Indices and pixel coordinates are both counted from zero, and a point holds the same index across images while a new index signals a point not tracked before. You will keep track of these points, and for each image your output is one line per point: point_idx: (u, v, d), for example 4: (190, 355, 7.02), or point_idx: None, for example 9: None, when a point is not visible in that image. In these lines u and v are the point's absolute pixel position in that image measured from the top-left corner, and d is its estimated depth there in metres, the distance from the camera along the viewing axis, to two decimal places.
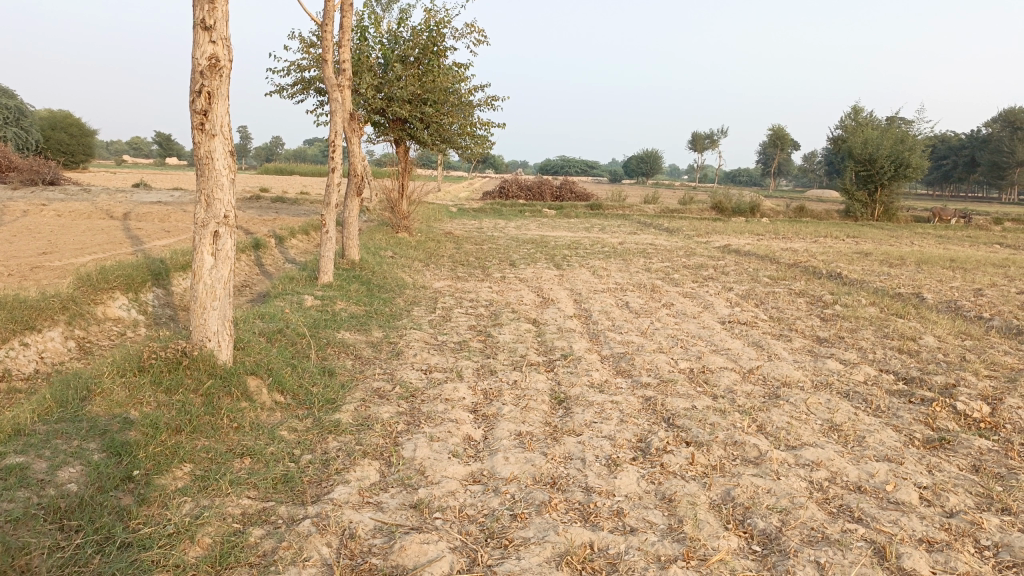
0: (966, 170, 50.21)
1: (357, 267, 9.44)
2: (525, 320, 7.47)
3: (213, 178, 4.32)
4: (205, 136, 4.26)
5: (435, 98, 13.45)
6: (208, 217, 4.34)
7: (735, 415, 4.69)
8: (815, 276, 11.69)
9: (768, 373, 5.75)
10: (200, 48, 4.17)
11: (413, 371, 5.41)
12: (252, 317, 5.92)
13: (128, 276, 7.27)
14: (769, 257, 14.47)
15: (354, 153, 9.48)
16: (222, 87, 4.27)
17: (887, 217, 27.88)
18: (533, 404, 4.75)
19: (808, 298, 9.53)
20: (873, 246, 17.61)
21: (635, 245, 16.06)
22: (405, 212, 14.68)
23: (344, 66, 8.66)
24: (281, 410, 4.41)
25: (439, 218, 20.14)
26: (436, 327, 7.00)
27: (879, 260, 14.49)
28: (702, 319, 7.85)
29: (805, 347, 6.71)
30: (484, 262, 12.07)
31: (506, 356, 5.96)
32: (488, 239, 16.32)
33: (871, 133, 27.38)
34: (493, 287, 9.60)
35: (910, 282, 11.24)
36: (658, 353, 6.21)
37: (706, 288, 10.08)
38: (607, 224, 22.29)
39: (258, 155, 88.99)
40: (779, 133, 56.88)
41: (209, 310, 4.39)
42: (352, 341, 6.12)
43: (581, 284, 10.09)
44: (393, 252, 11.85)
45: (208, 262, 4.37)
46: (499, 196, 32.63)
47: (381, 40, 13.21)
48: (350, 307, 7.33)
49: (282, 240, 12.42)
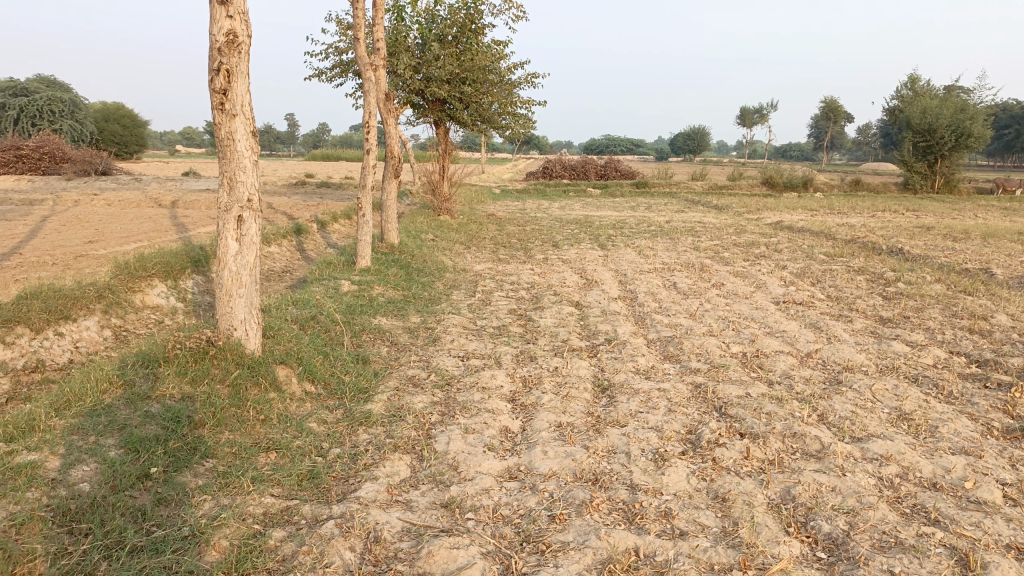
0: None
1: (396, 250, 9.25)
2: (568, 303, 7.18)
3: (235, 160, 4.14)
4: (225, 117, 4.08)
5: (474, 77, 13.16)
6: (232, 202, 4.17)
7: (793, 404, 4.35)
8: (873, 252, 11.14)
9: (827, 357, 5.37)
10: (217, 24, 3.99)
11: (449, 358, 5.19)
12: (286, 304, 5.76)
13: (166, 264, 7.20)
14: (824, 233, 13.87)
15: (390, 134, 9.26)
16: (241, 64, 4.08)
17: (948, 189, 26.69)
18: (575, 393, 4.48)
19: (868, 276, 9.02)
20: (935, 220, 16.80)
21: (683, 224, 15.59)
22: (446, 194, 14.47)
23: (378, 45, 8.44)
24: (311, 401, 4.23)
25: (482, 200, 19.93)
26: (475, 311, 6.78)
27: (942, 234, 13.77)
28: (754, 299, 7.46)
29: (867, 328, 6.29)
30: (526, 244, 11.79)
31: (547, 342, 5.69)
32: (531, 220, 16.03)
33: (930, 102, 26.14)
34: (535, 269, 9.32)
35: (977, 257, 10.61)
36: (708, 336, 5.87)
37: (757, 267, 9.65)
38: (654, 203, 21.75)
39: (305, 142, 90.00)
40: (832, 106, 54.95)
41: (234, 298, 4.23)
42: (388, 327, 5.92)
43: (627, 265, 9.75)
44: (434, 235, 11.67)
45: (233, 248, 4.20)
46: (543, 176, 32.23)
47: (418, 19, 12.96)
48: (388, 292, 7.13)
49: (323, 225, 12.33)
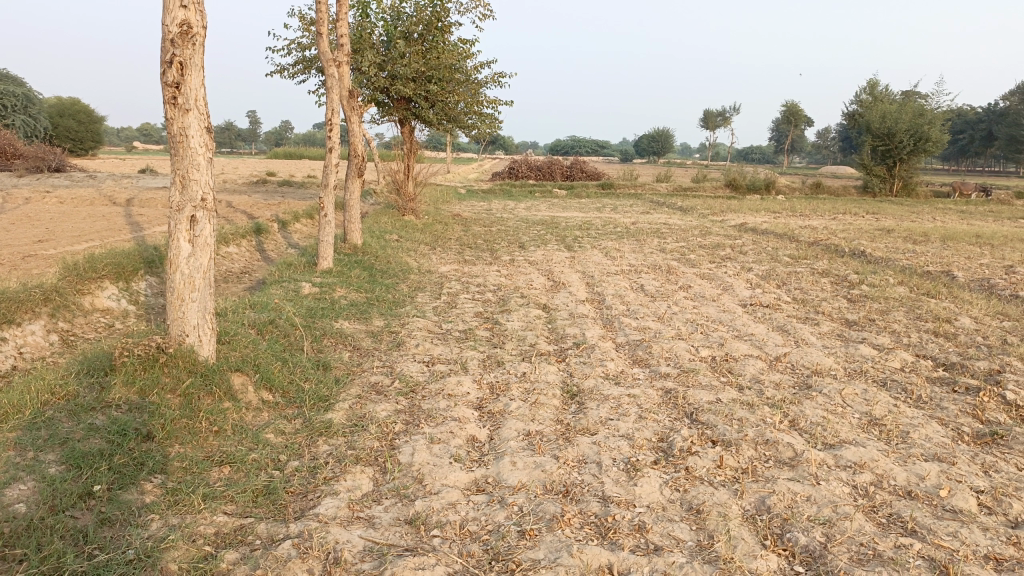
0: (984, 143, 49.13)
1: (359, 252, 9.05)
2: (535, 305, 7.07)
3: (188, 157, 3.94)
4: (178, 111, 3.88)
5: (440, 75, 13.00)
6: (184, 201, 3.96)
7: (764, 409, 4.28)
8: (837, 255, 11.22)
9: (797, 361, 5.33)
10: (170, 14, 3.79)
11: (414, 364, 5.04)
12: (243, 308, 5.55)
13: (117, 265, 6.92)
14: (787, 235, 13.98)
15: (354, 132, 9.06)
16: (195, 56, 3.88)
17: (907, 192, 27.18)
18: (543, 399, 4.36)
19: (832, 278, 9.06)
20: (895, 223, 17.05)
21: (649, 225, 15.61)
22: (411, 194, 14.27)
23: (341, 41, 8.24)
24: (269, 411, 4.04)
25: (447, 200, 19.76)
26: (441, 314, 6.63)
27: (903, 237, 13.97)
28: (722, 302, 7.42)
29: (834, 331, 6.28)
30: (492, 245, 11.67)
31: (514, 346, 5.57)
32: (497, 221, 15.91)
33: (888, 106, 26.60)
34: (501, 271, 9.19)
35: (938, 260, 10.75)
36: (677, 340, 5.80)
37: (724, 269, 9.65)
38: (619, 204, 21.78)
39: (268, 140, 88.68)
40: (792, 109, 55.76)
41: (187, 302, 4.03)
42: (350, 331, 5.75)
43: (594, 267, 9.67)
44: (398, 235, 11.48)
45: (185, 250, 3.99)
46: (509, 177, 32.12)
47: (383, 16, 12.76)
48: (351, 295, 6.95)
49: (284, 225, 12.06)
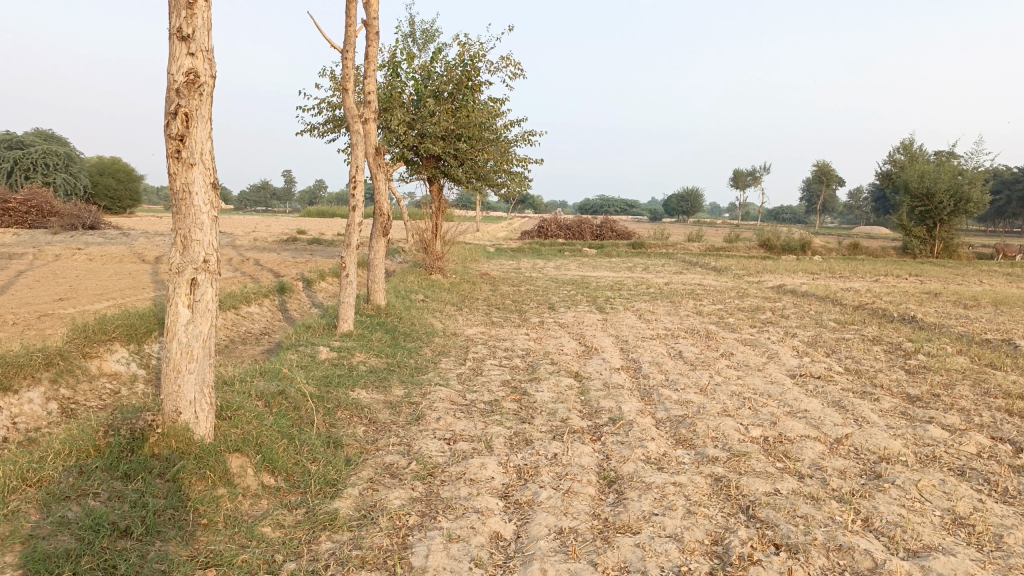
0: (1022, 204, 48.34)
1: (382, 313, 8.70)
2: (566, 374, 6.58)
3: (191, 215, 3.61)
4: (182, 166, 3.57)
5: (469, 133, 12.84)
6: (184, 262, 3.61)
7: (832, 505, 3.73)
8: (885, 320, 10.62)
9: (860, 444, 4.78)
10: (177, 62, 3.52)
11: (434, 442, 4.57)
12: (252, 377, 5.15)
13: (129, 326, 6.64)
14: (830, 297, 13.41)
15: (380, 189, 8.79)
16: (202, 107, 3.61)
17: (948, 254, 26.36)
18: (577, 487, 3.87)
19: (884, 346, 8.47)
20: (940, 286, 16.40)
21: (683, 286, 15.14)
22: (439, 252, 14.02)
23: (368, 98, 8.04)
24: (268, 497, 3.60)
25: (475, 259, 19.49)
26: (465, 383, 6.17)
27: (952, 301, 13.33)
28: (768, 372, 6.87)
29: (896, 409, 5.70)
30: (521, 306, 11.26)
31: (544, 421, 5.08)
32: (526, 280, 15.54)
33: (926, 166, 26.14)
34: (531, 334, 8.75)
35: (994, 326, 10.12)
36: (723, 417, 5.26)
37: (766, 334, 9.12)
38: (651, 264, 21.34)
39: (301, 199, 90.14)
40: (824, 170, 55.43)
41: (183, 374, 3.64)
42: (367, 401, 5.32)
43: (627, 330, 9.19)
44: (424, 295, 11.15)
45: (184, 315, 3.62)
46: (538, 235, 31.96)
47: (413, 75, 12.73)
48: (370, 360, 6.54)
49: (309, 284, 11.82)
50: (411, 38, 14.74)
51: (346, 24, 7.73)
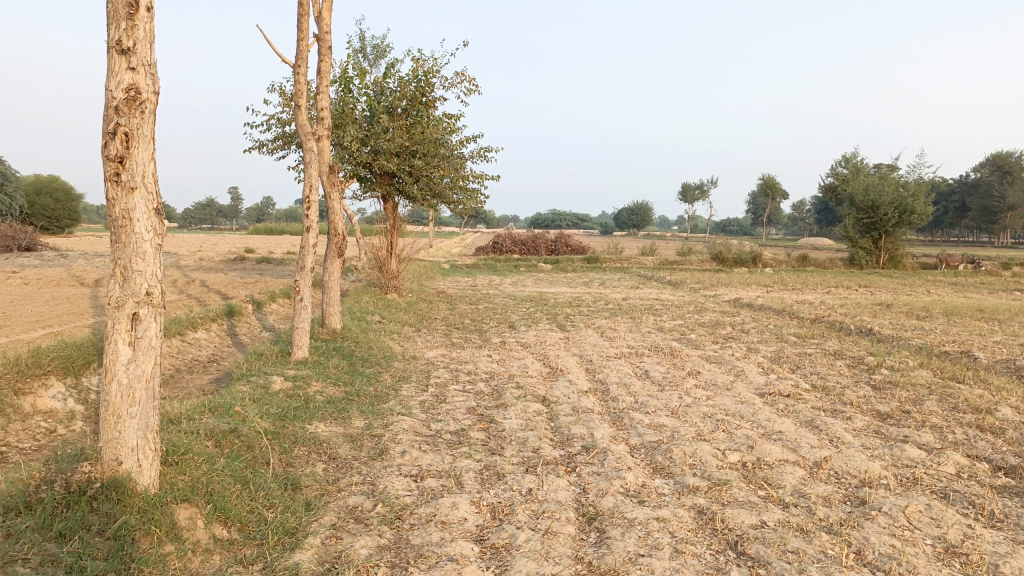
0: (957, 215, 50.12)
1: (338, 337, 8.37)
2: (533, 399, 6.35)
3: (132, 244, 3.29)
4: (122, 190, 3.25)
5: (424, 150, 12.60)
6: (125, 296, 3.29)
7: (822, 538, 3.57)
8: (844, 333, 10.67)
9: (840, 468, 4.66)
10: (116, 77, 3.21)
11: (400, 480, 4.29)
12: (200, 413, 4.79)
13: (65, 359, 6.20)
14: (787, 311, 13.48)
15: (333, 209, 8.47)
16: (144, 126, 3.31)
17: (893, 264, 27.00)
18: (557, 527, 3.64)
19: (847, 361, 8.45)
20: (890, 296, 16.68)
21: (641, 301, 15.10)
22: (394, 271, 13.70)
23: (321, 114, 7.75)
24: (220, 553, 3.28)
25: (430, 276, 19.19)
26: (428, 411, 5.89)
27: (904, 312, 13.53)
28: (737, 392, 6.75)
29: (869, 428, 5.61)
30: (480, 325, 11.02)
31: (515, 452, 4.84)
32: (484, 297, 15.31)
33: (871, 180, 26.77)
34: (493, 355, 8.51)
35: (949, 337, 10.24)
36: (699, 442, 5.09)
37: (730, 351, 9.05)
38: (607, 279, 21.32)
39: (249, 216, 88.57)
40: (770, 184, 56.63)
41: (124, 420, 3.31)
42: (326, 436, 5.01)
43: (591, 350, 9.01)
44: (380, 316, 10.83)
45: (124, 354, 3.30)
46: (492, 251, 31.82)
47: (366, 91, 12.45)
48: (327, 390, 6.21)
49: (259, 306, 11.40)
50: (363, 54, 14.47)
51: (297, 38, 7.44)
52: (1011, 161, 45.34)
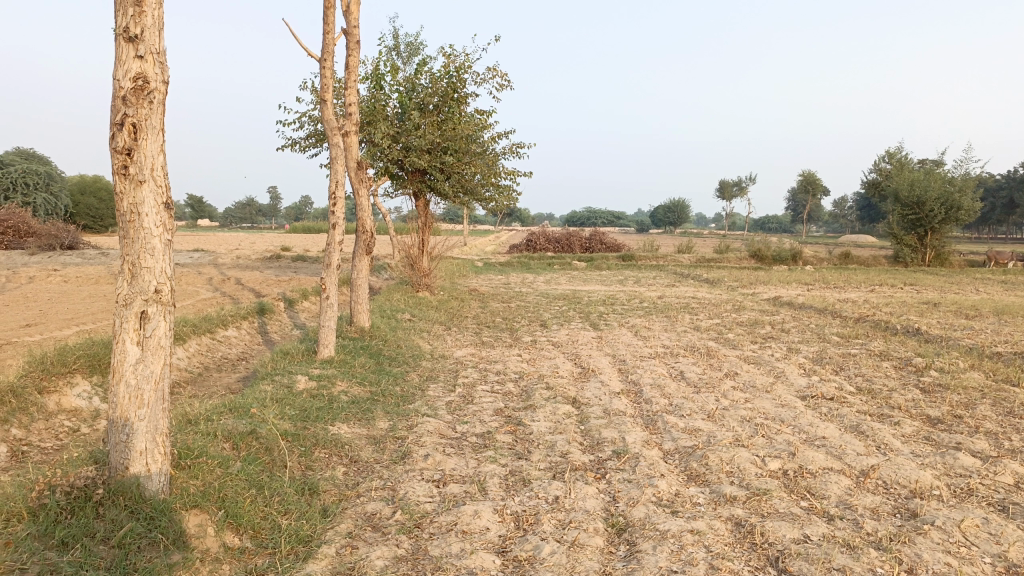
0: (1005, 211, 48.59)
1: (366, 336, 8.25)
2: (563, 400, 6.14)
3: (140, 240, 3.16)
4: (129, 184, 3.13)
5: (456, 146, 12.46)
6: (132, 293, 3.17)
7: (871, 555, 3.31)
8: (890, 333, 10.24)
9: (888, 477, 4.37)
10: (124, 66, 3.09)
11: (421, 485, 4.12)
12: (219, 414, 4.68)
13: (92, 357, 6.16)
14: (828, 310, 13.04)
15: (361, 206, 8.35)
16: (153, 116, 3.18)
17: (940, 262, 26.15)
18: (584, 538, 3.44)
19: (893, 363, 8.09)
20: (937, 295, 16.09)
21: (677, 300, 14.76)
22: (426, 269, 13.59)
23: (349, 110, 7.63)
24: (230, 562, 3.14)
25: (463, 274, 19.07)
26: (455, 412, 5.72)
27: (952, 311, 13.01)
28: (777, 394, 6.46)
29: (919, 434, 5.30)
30: (511, 323, 10.84)
31: (542, 457, 4.64)
32: (516, 296, 15.12)
33: (916, 175, 25.96)
34: (523, 355, 8.31)
35: (1001, 338, 9.77)
36: (737, 448, 4.84)
37: (769, 351, 8.73)
38: (643, 276, 20.96)
39: (287, 215, 89.60)
40: (810, 180, 55.49)
41: (132, 422, 3.19)
42: (349, 437, 4.87)
43: (624, 349, 8.77)
44: (411, 314, 10.71)
45: (132, 354, 3.18)
46: (526, 249, 31.62)
47: (397, 87, 12.34)
48: (352, 390, 6.08)
49: (290, 304, 11.36)
50: (395, 51, 14.38)
51: (324, 32, 7.33)
52: None
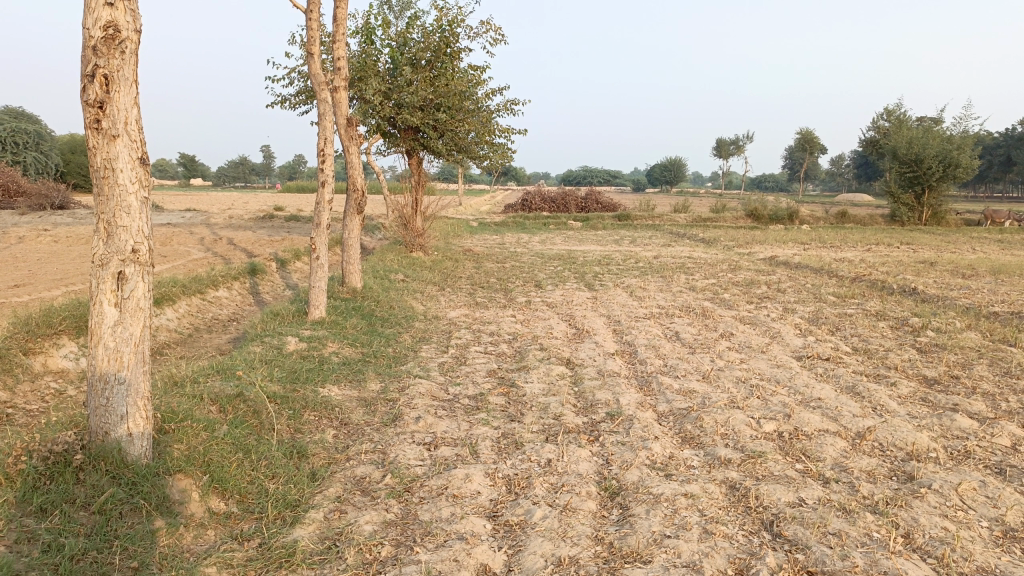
0: (1003, 169, 48.38)
1: (358, 296, 8.15)
2: (557, 361, 6.08)
3: (115, 197, 3.04)
4: (102, 139, 2.99)
5: (449, 103, 12.21)
6: (109, 253, 3.06)
7: (867, 519, 3.26)
8: (886, 293, 10.18)
9: (885, 439, 4.32)
10: (93, 14, 2.92)
11: (412, 448, 4.06)
12: (206, 376, 4.59)
13: (78, 318, 6.05)
14: (825, 269, 12.98)
15: (352, 164, 8.18)
16: (125, 68, 3.03)
17: (936, 221, 26.08)
18: (576, 503, 3.39)
19: (890, 322, 8.04)
20: (934, 254, 16.02)
21: (672, 259, 14.66)
22: (420, 228, 13.42)
23: (338, 65, 7.41)
24: (216, 528, 3.08)
25: (458, 234, 18.92)
26: (447, 374, 5.66)
27: (949, 270, 12.95)
28: (773, 355, 6.41)
29: (915, 395, 5.25)
30: (506, 284, 10.73)
31: (535, 419, 4.58)
32: (511, 256, 14.99)
33: (915, 132, 25.70)
34: (517, 315, 8.23)
35: (997, 297, 9.72)
36: (732, 410, 4.78)
37: (765, 311, 8.66)
38: (638, 236, 20.83)
39: (281, 174, 88.77)
40: (807, 137, 55.00)
41: (113, 386, 3.10)
42: (339, 399, 4.81)
43: (619, 310, 8.71)
44: (404, 274, 10.61)
45: (110, 316, 3.07)
46: (521, 208, 31.39)
47: (389, 42, 12.04)
48: (344, 351, 6.01)
49: (282, 264, 11.23)
50: (387, 4, 14.01)
51: None
52: None
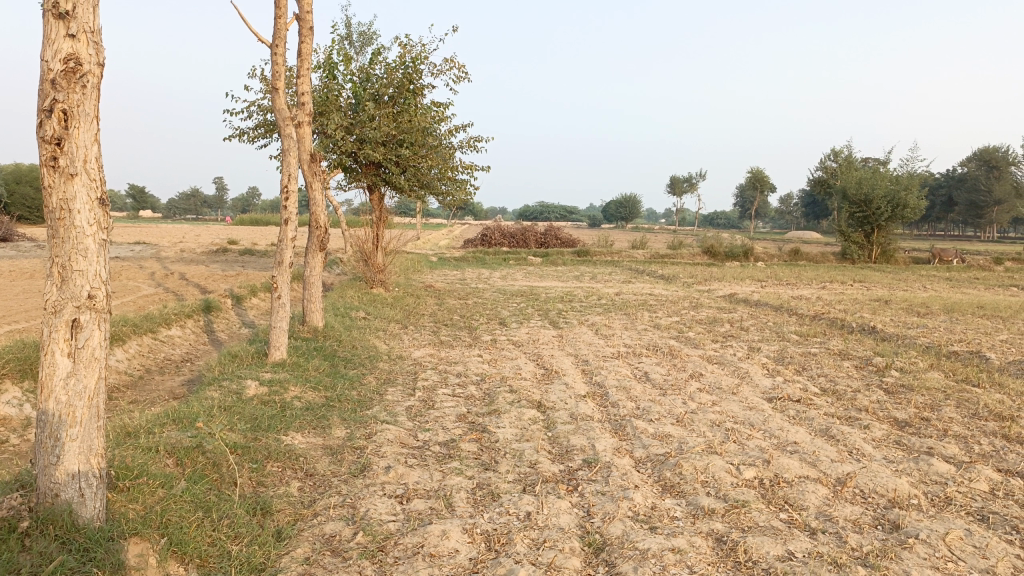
0: (944, 208, 50.21)
1: (319, 336, 7.90)
2: (528, 405, 5.92)
3: (72, 239, 2.83)
4: (59, 177, 2.79)
5: (412, 139, 12.13)
6: (63, 300, 2.84)
7: (859, 574, 3.17)
8: (847, 331, 10.30)
9: (866, 485, 4.26)
10: (53, 46, 2.75)
11: (384, 501, 3.86)
12: (162, 425, 4.32)
13: (21, 361, 5.70)
14: (784, 307, 13.11)
15: (315, 201, 8.00)
16: (86, 102, 2.85)
17: (885, 259, 26.75)
18: (560, 560, 3.23)
19: (854, 362, 8.09)
20: (887, 292, 16.37)
21: (634, 296, 14.68)
22: (380, 264, 13.20)
23: (302, 100, 7.27)
24: None
25: (418, 270, 18.73)
26: (416, 419, 5.45)
27: (903, 308, 13.21)
28: (744, 396, 6.35)
29: (889, 438, 5.22)
30: (470, 322, 10.57)
31: (510, 468, 4.42)
32: (473, 292, 14.86)
33: (864, 173, 26.46)
34: (484, 355, 8.07)
35: (954, 336, 9.90)
36: (710, 456, 4.68)
37: (731, 350, 8.66)
38: (598, 273, 20.90)
39: (234, 207, 87.56)
40: (758, 176, 56.37)
41: (63, 444, 2.85)
42: (303, 448, 4.58)
43: (586, 349, 8.61)
44: (365, 312, 10.37)
45: (63, 367, 2.85)
46: (480, 243, 31.36)
47: (351, 77, 11.95)
48: (306, 395, 5.77)
49: (239, 301, 10.90)
50: (348, 40, 13.95)
51: (275, 16, 6.95)
52: (997, 156, 45.47)
